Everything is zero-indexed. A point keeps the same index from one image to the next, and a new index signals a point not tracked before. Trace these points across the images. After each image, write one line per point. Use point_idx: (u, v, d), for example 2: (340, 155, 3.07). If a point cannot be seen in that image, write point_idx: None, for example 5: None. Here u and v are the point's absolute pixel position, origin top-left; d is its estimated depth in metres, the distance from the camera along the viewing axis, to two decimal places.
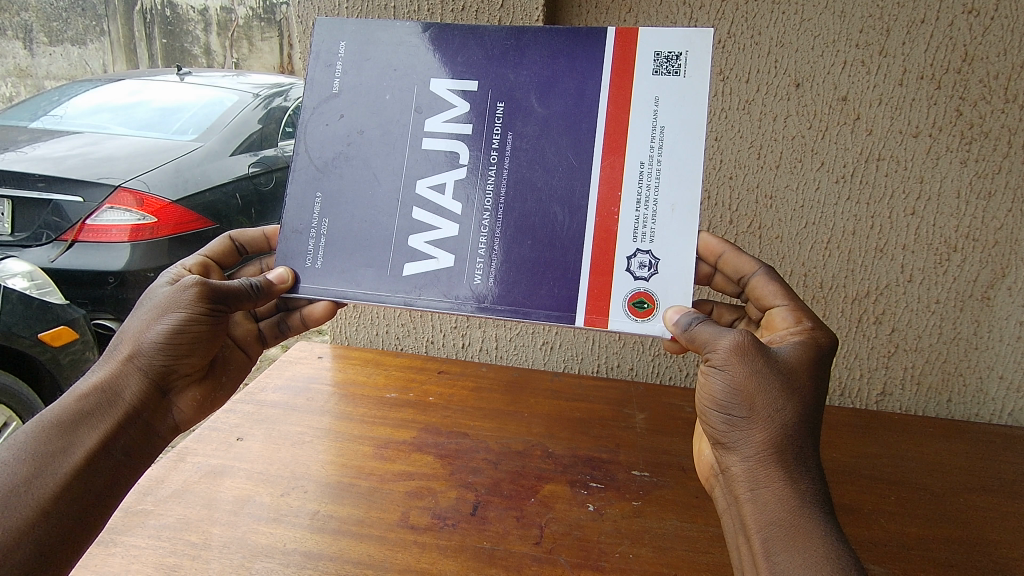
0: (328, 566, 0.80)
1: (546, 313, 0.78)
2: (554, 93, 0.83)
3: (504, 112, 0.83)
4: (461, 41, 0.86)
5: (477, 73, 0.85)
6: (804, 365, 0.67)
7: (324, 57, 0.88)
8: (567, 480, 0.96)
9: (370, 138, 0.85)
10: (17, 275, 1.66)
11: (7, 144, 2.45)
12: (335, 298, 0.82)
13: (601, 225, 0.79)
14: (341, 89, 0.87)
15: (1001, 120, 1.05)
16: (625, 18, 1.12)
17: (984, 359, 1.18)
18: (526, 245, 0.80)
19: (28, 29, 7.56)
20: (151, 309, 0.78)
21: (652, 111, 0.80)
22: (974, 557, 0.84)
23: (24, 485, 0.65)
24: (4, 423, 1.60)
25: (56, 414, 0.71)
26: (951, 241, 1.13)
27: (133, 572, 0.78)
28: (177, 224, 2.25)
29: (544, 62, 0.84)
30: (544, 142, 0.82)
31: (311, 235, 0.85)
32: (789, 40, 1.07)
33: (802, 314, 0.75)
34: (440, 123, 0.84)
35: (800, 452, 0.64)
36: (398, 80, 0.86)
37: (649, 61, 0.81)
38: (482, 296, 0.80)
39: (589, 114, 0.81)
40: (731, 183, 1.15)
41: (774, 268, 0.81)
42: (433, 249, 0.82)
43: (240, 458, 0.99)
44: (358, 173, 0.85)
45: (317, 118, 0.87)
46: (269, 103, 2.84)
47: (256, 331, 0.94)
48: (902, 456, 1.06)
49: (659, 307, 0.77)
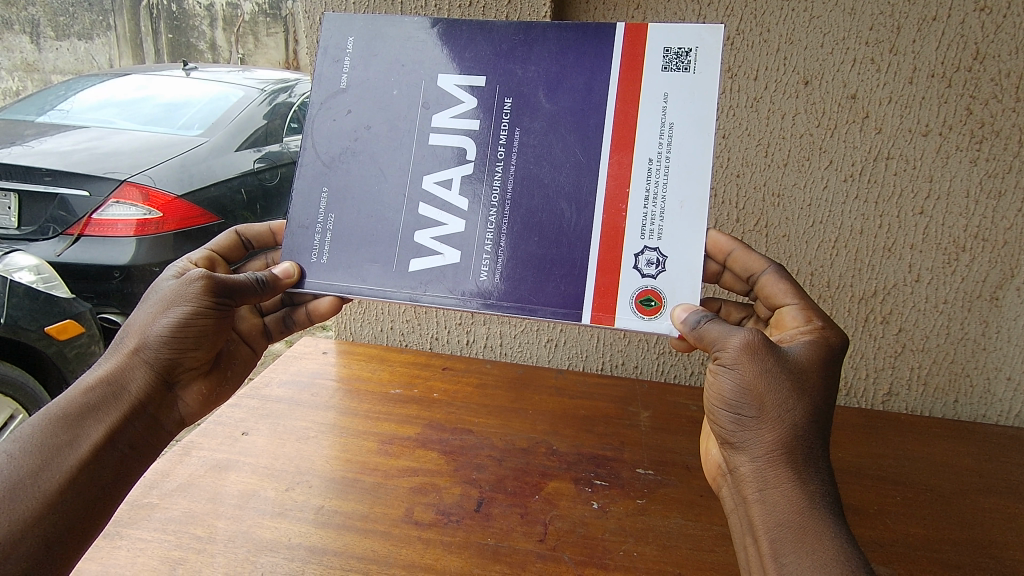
0: (332, 561, 0.81)
1: (552, 310, 0.78)
2: (562, 89, 0.82)
3: (512, 107, 0.83)
4: (469, 37, 0.85)
5: (484, 69, 0.84)
6: (813, 364, 0.67)
7: (332, 53, 0.88)
8: (572, 477, 0.96)
9: (377, 134, 0.85)
10: (23, 269, 1.67)
11: (13, 138, 2.46)
12: (340, 293, 0.82)
13: (608, 222, 0.78)
14: (348, 85, 0.87)
15: (1012, 119, 1.04)
16: (632, 14, 1.11)
17: (991, 360, 1.18)
18: (533, 242, 0.80)
19: (35, 25, 7.56)
20: (156, 302, 0.78)
21: (661, 108, 0.79)
22: (980, 559, 0.84)
23: (31, 477, 0.65)
24: (10, 415, 1.61)
25: (62, 407, 0.71)
26: (960, 241, 1.12)
27: (138, 565, 0.79)
28: (183, 218, 2.26)
29: (552, 58, 0.83)
30: (551, 138, 0.81)
31: (317, 230, 0.84)
32: (799, 37, 1.06)
33: (812, 312, 0.75)
34: (447, 118, 0.84)
35: (809, 453, 0.64)
36: (406, 75, 0.86)
37: (659, 57, 0.80)
38: (489, 293, 0.80)
39: (597, 109, 0.81)
40: (738, 181, 1.15)
41: (784, 267, 0.81)
42: (439, 246, 0.82)
43: (246, 453, 0.99)
44: (365, 169, 0.85)
45: (324, 113, 0.87)
46: (274, 98, 2.85)
47: (262, 326, 0.94)
48: (908, 457, 1.06)
49: (667, 305, 0.76)
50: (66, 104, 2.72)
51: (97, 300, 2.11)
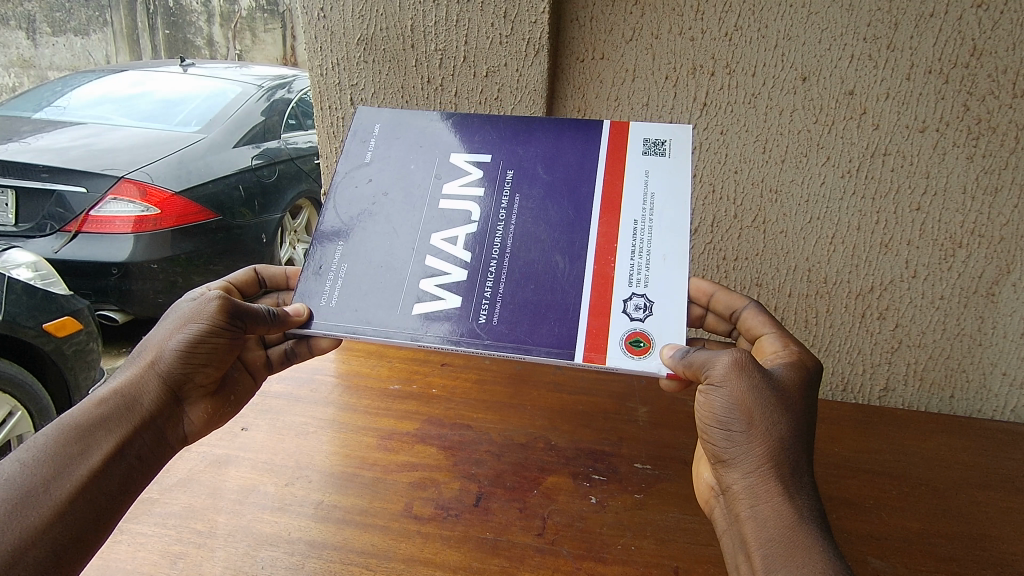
0: (332, 556, 0.81)
1: (546, 350, 0.73)
2: (558, 164, 0.87)
3: (513, 178, 0.86)
4: (479, 124, 0.91)
5: (490, 149, 0.89)
6: (795, 384, 0.69)
7: (361, 134, 0.91)
8: (570, 472, 0.96)
9: (394, 200, 0.86)
10: (22, 266, 1.74)
11: (10, 134, 2.45)
12: (346, 334, 0.77)
13: (599, 272, 0.78)
14: (371, 159, 0.89)
15: (1009, 115, 1.04)
16: (630, 11, 1.08)
17: (987, 355, 1.19)
18: (529, 289, 0.78)
19: (31, 20, 7.87)
20: (174, 319, 0.79)
21: (643, 182, 0.83)
22: (975, 552, 0.85)
23: (43, 486, 0.66)
24: (9, 413, 1.61)
25: (77, 418, 0.72)
26: (957, 237, 1.12)
27: (140, 560, 0.80)
28: (180, 215, 2.25)
29: (549, 141, 0.89)
30: (548, 203, 0.84)
31: (328, 276, 0.81)
32: (797, 33, 1.05)
33: (788, 339, 0.78)
34: (456, 187, 0.86)
35: (796, 469, 0.64)
36: (423, 153, 0.89)
37: (639, 145, 0.86)
38: (483, 332, 0.75)
39: (588, 179, 0.85)
40: (736, 177, 1.15)
41: (762, 303, 0.85)
42: (443, 291, 0.79)
43: (245, 448, 0.99)
44: (380, 229, 0.84)
45: (347, 181, 0.88)
46: (271, 95, 2.88)
47: (264, 357, 0.93)
48: (903, 451, 1.06)
49: (656, 345, 0.73)
50: (64, 100, 2.72)
51: (93, 297, 2.19)
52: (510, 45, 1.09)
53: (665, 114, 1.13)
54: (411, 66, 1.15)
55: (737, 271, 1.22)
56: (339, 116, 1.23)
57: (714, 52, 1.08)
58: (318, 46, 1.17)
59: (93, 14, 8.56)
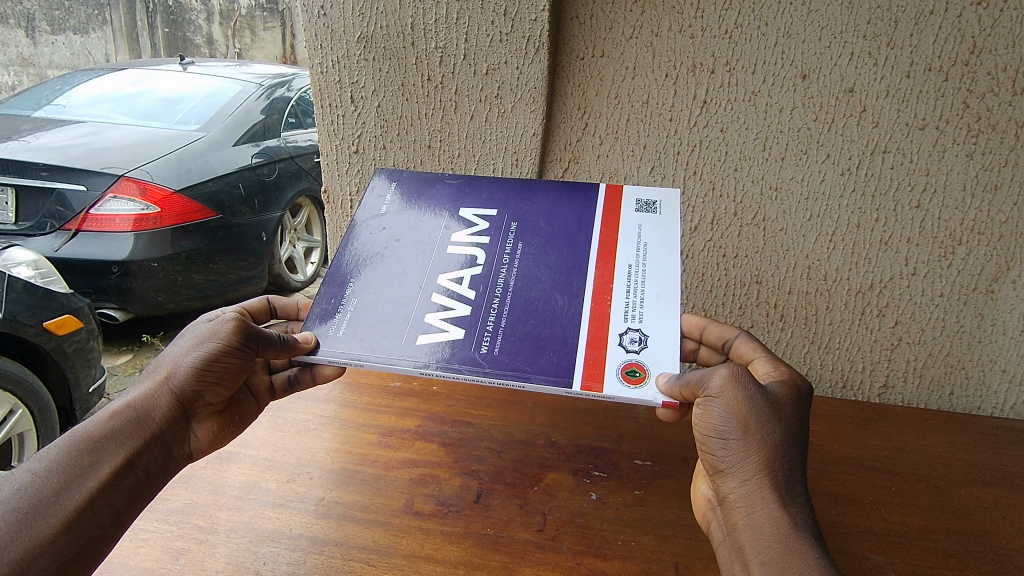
0: (333, 551, 0.81)
1: (545, 378, 0.72)
2: (558, 218, 0.90)
3: (516, 230, 0.89)
4: (488, 184, 0.95)
5: (495, 204, 0.92)
6: (788, 398, 0.70)
7: (378, 190, 0.96)
8: (570, 469, 0.96)
9: (405, 245, 0.88)
10: (22, 264, 1.75)
11: (10, 132, 2.45)
12: (351, 362, 0.75)
13: (596, 308, 0.78)
14: (387, 211, 0.92)
15: (1008, 113, 1.04)
16: (631, 8, 1.08)
17: (986, 352, 1.19)
18: (529, 323, 0.78)
19: (30, 18, 7.86)
20: (190, 338, 0.80)
21: (637, 234, 0.86)
22: (975, 549, 0.85)
23: (54, 496, 0.66)
24: (10, 411, 1.62)
25: (89, 429, 0.73)
26: (956, 234, 1.12)
27: (142, 556, 0.80)
28: (180, 214, 2.25)
29: (551, 198, 0.92)
30: (548, 249, 0.86)
31: (339, 311, 0.81)
32: (797, 31, 1.05)
33: (778, 360, 0.78)
34: (463, 236, 0.88)
35: (790, 477, 0.65)
36: (435, 207, 0.93)
37: (632, 205, 0.90)
38: (483, 362, 0.74)
39: (585, 230, 0.87)
40: (736, 174, 1.15)
41: (752, 332, 0.87)
42: (446, 324, 0.78)
43: (245, 445, 0.99)
44: (390, 270, 0.85)
45: (363, 229, 0.90)
46: (272, 93, 2.87)
47: (268, 382, 0.92)
48: (902, 447, 1.07)
49: (651, 374, 0.72)
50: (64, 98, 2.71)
51: (94, 295, 2.19)
52: (510, 42, 1.09)
53: (666, 111, 1.13)
54: (411, 65, 1.15)
55: (737, 267, 1.22)
56: (339, 114, 1.22)
57: (714, 49, 1.08)
58: (318, 44, 1.17)
59: (93, 12, 8.55)
